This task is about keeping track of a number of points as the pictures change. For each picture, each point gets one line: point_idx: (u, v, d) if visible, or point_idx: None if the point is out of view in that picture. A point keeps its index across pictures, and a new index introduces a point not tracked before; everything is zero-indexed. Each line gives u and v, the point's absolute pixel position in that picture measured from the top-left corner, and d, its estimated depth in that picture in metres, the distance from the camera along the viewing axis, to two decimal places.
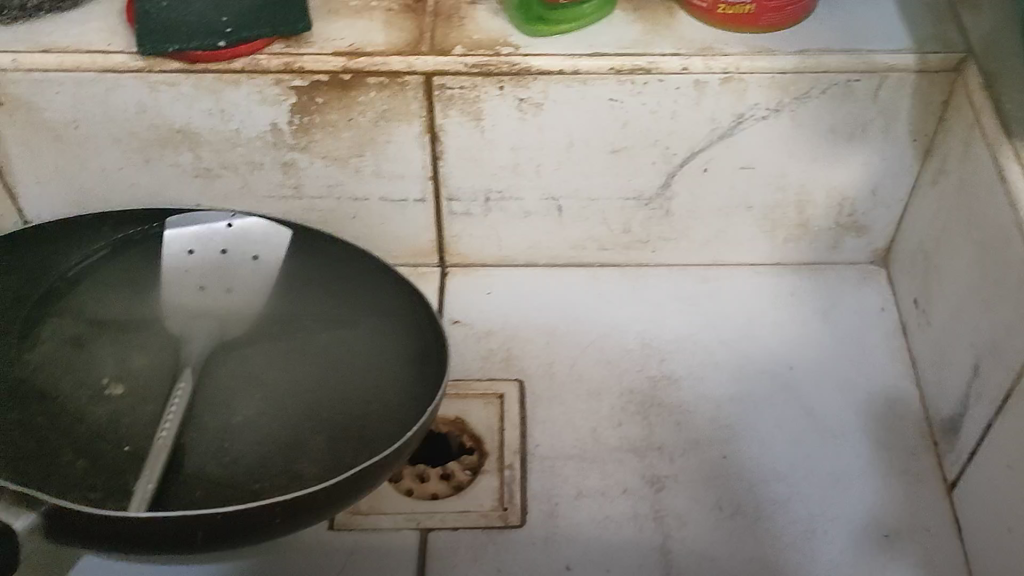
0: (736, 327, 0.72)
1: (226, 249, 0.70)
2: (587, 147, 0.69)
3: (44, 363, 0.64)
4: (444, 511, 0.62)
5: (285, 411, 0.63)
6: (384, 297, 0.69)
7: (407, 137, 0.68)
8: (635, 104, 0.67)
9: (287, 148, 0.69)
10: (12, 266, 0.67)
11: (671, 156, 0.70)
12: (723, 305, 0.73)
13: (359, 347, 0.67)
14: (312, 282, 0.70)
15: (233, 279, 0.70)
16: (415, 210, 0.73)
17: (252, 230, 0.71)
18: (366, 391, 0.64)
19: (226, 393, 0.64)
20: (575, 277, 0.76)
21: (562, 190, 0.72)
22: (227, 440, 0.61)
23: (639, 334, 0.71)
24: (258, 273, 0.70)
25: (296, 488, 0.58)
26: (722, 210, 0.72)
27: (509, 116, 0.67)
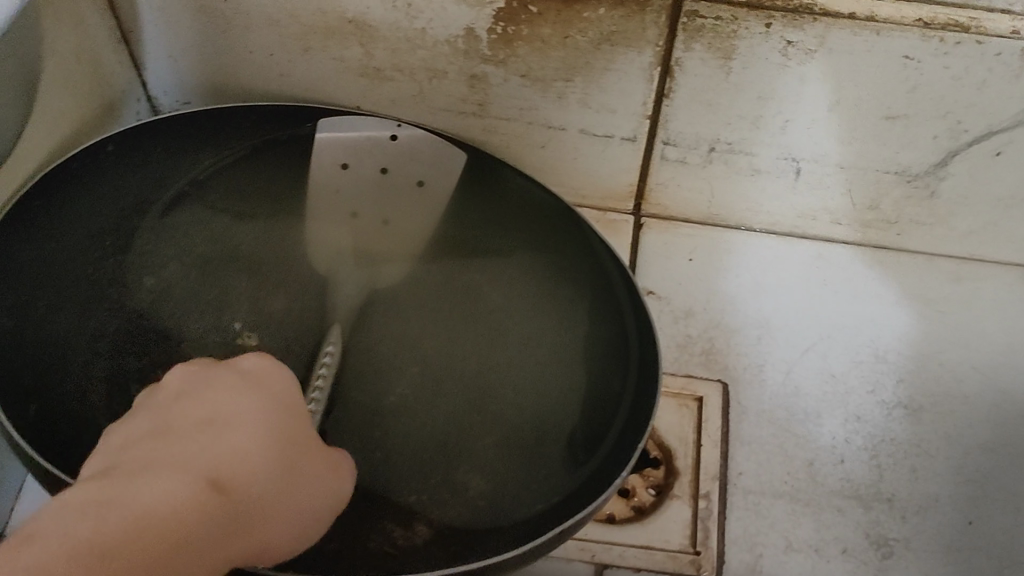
0: (991, 351, 0.59)
1: (388, 168, 0.59)
2: (855, 109, 0.55)
3: (165, 286, 0.52)
4: (623, 544, 0.52)
5: (443, 384, 0.52)
6: (561, 257, 0.57)
7: (633, 66, 0.54)
8: (934, 65, 0.51)
9: (480, 59, 0.55)
10: (135, 165, 0.56)
11: (959, 133, 0.55)
12: (974, 316, 0.60)
13: (523, 297, 0.55)
14: (478, 219, 0.58)
15: (397, 209, 0.58)
16: (619, 149, 0.59)
17: (421, 148, 0.59)
18: (539, 367, 0.53)
19: (373, 360, 0.53)
20: (794, 252, 0.62)
21: (806, 151, 0.57)
22: (378, 422, 0.50)
23: (869, 340, 0.59)
24: (424, 201, 0.58)
25: (457, 502, 0.48)
26: (1001, 202, 0.58)
27: (769, 62, 0.53)
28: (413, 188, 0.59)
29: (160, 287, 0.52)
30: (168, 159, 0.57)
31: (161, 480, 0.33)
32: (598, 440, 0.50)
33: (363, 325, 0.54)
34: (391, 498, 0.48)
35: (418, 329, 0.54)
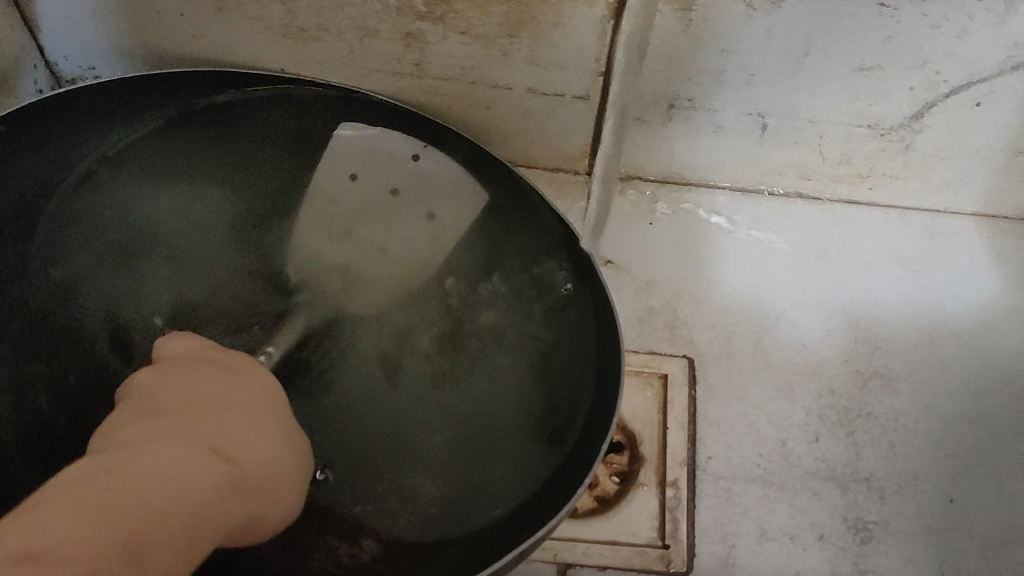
0: (970, 311, 0.55)
1: (358, 174, 0.51)
2: (823, 63, 0.50)
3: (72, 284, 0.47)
4: (586, 539, 0.48)
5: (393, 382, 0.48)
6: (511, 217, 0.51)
7: (585, 22, 0.49)
8: (911, 14, 0.47)
9: (414, 17, 0.49)
10: (33, 141, 0.48)
11: (937, 83, 0.51)
12: (950, 274, 0.56)
13: (472, 269, 0.50)
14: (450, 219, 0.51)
15: (365, 223, 0.51)
16: (572, 108, 0.54)
17: (402, 157, 0.51)
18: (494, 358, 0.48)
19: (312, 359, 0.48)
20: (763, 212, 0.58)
21: (773, 107, 0.53)
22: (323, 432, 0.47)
23: (843, 303, 0.55)
24: (397, 214, 0.51)
25: (404, 515, 0.44)
26: (981, 154, 0.54)
27: (733, 13, 0.48)
28: (386, 198, 0.51)
29: (69, 283, 0.47)
30: (70, 136, 0.49)
31: (170, 453, 0.34)
32: (554, 436, 0.45)
33: (304, 323, 0.49)
34: (333, 513, 0.44)
35: (364, 317, 0.49)
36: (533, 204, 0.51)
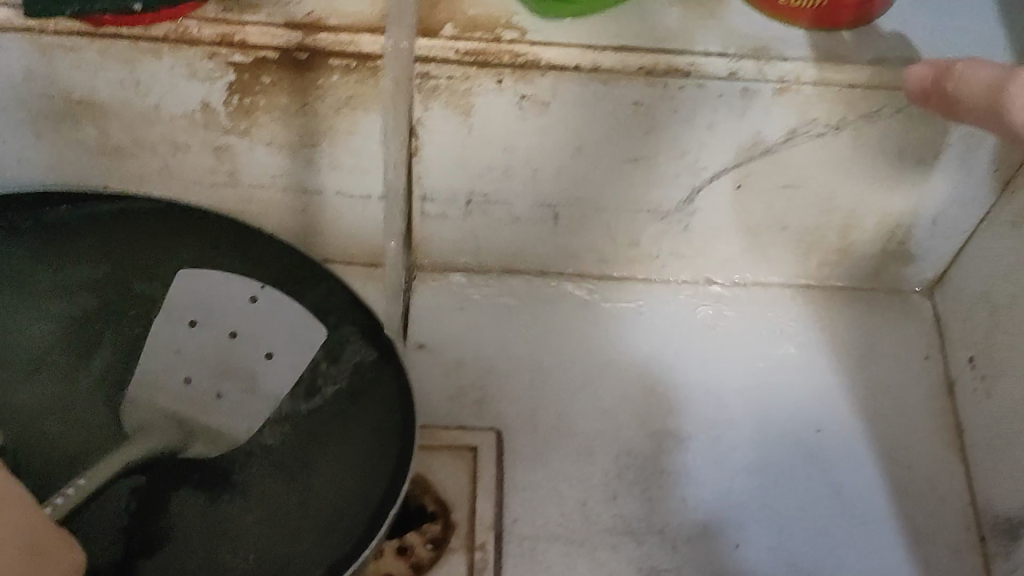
0: (753, 374, 0.61)
1: (199, 321, 0.53)
2: (597, 151, 0.56)
3: None
4: None
5: (222, 499, 0.51)
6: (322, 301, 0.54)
7: (376, 127, 0.55)
8: (663, 108, 0.54)
9: (221, 130, 0.55)
10: None
11: (700, 169, 0.57)
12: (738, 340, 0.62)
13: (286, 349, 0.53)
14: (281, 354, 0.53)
15: (206, 366, 0.53)
16: (379, 208, 0.59)
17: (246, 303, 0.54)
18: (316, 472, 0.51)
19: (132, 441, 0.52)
20: (570, 296, 0.63)
21: (560, 196, 0.58)
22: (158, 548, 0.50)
23: (641, 373, 0.60)
24: (239, 356, 0.53)
25: None
26: (752, 231, 0.60)
27: (506, 114, 0.54)
28: (225, 342, 0.53)
29: None
30: None
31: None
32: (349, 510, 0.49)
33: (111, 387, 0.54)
34: None
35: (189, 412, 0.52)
36: (352, 299, 0.54)
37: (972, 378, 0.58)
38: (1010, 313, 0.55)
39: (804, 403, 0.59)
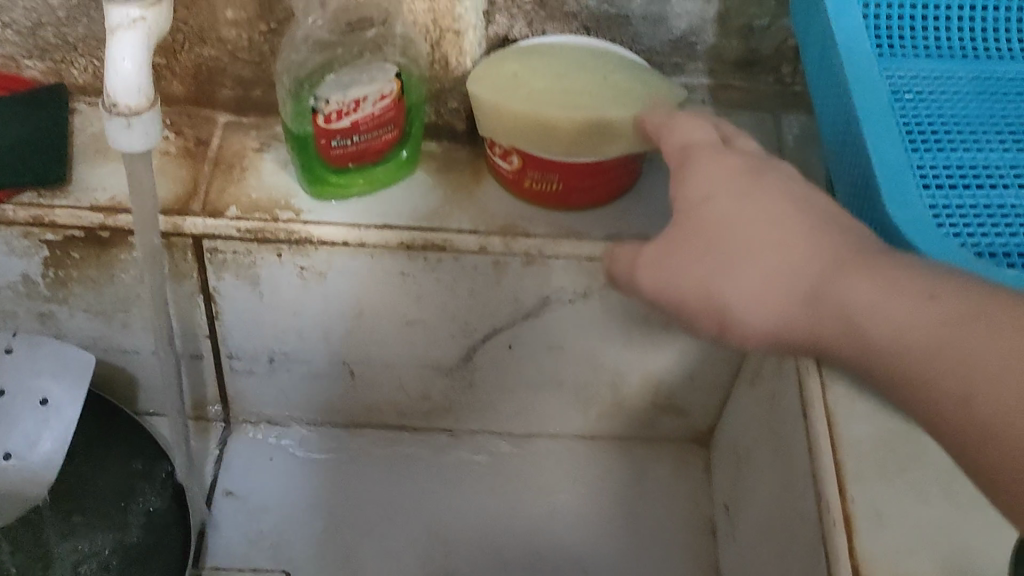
0: (533, 518, 0.66)
1: None
2: (378, 318, 0.63)
3: None
4: None
5: None
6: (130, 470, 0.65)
7: (178, 295, 0.62)
8: (427, 278, 0.61)
9: (43, 299, 0.63)
10: None
11: (471, 331, 0.63)
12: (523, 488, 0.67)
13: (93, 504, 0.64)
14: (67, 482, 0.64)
15: None
16: (193, 367, 0.66)
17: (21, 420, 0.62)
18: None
19: None
20: (372, 446, 0.69)
21: (353, 355, 0.65)
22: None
23: (427, 519, 0.66)
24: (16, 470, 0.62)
25: None
26: (531, 386, 0.66)
27: (290, 283, 0.61)
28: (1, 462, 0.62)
29: None
30: None
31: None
32: None
33: None
34: None
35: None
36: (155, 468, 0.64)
37: (728, 523, 0.63)
38: (749, 461, 0.61)
39: (571, 549, 0.65)
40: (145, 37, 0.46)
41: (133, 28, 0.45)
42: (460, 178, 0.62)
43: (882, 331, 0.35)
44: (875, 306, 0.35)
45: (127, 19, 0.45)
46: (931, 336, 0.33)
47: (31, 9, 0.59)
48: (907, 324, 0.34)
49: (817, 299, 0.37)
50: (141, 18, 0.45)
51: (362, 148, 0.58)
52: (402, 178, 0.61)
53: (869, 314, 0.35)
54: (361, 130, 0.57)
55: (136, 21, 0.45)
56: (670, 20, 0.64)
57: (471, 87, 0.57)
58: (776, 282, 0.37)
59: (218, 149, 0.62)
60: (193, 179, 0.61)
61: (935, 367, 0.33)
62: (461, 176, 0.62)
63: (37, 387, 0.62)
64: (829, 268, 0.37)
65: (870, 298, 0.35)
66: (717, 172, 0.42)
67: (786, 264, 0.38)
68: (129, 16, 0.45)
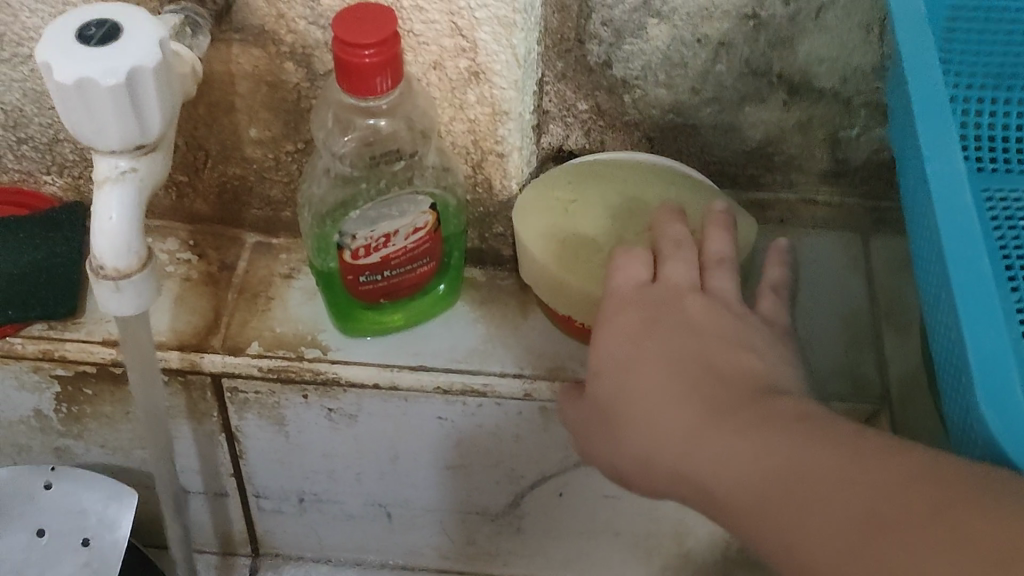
0: None
1: None
2: (414, 462, 0.57)
3: None
4: None
5: None
6: None
7: (199, 433, 0.57)
8: (468, 423, 0.54)
9: (57, 433, 0.58)
10: None
11: (518, 478, 0.57)
12: None
13: None
14: None
15: None
16: (218, 504, 0.61)
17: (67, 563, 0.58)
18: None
19: None
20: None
21: (389, 498, 0.59)
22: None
23: None
24: None
25: None
26: (584, 535, 0.60)
27: (317, 425, 0.56)
28: None
29: None
30: None
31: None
32: None
33: None
34: None
35: None
36: None
37: None
38: None
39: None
40: (140, 190, 0.40)
41: (124, 183, 0.40)
42: (507, 310, 0.56)
43: (716, 486, 0.33)
44: (712, 455, 0.34)
45: (116, 172, 0.40)
46: (752, 486, 0.32)
47: (46, 125, 0.55)
48: (734, 474, 0.33)
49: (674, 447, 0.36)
50: (133, 169, 0.40)
51: (393, 283, 0.52)
52: (441, 309, 0.55)
53: (704, 464, 0.34)
54: (392, 265, 0.51)
55: (127, 173, 0.40)
56: (743, 131, 0.57)
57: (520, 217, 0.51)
58: (650, 436, 0.37)
59: (244, 275, 0.57)
60: (214, 310, 0.55)
61: (757, 520, 0.31)
62: (507, 307, 0.56)
63: (78, 527, 0.59)
64: (693, 413, 0.36)
65: (712, 447, 0.34)
66: (621, 324, 0.43)
67: (658, 417, 0.37)
68: (119, 168, 0.40)
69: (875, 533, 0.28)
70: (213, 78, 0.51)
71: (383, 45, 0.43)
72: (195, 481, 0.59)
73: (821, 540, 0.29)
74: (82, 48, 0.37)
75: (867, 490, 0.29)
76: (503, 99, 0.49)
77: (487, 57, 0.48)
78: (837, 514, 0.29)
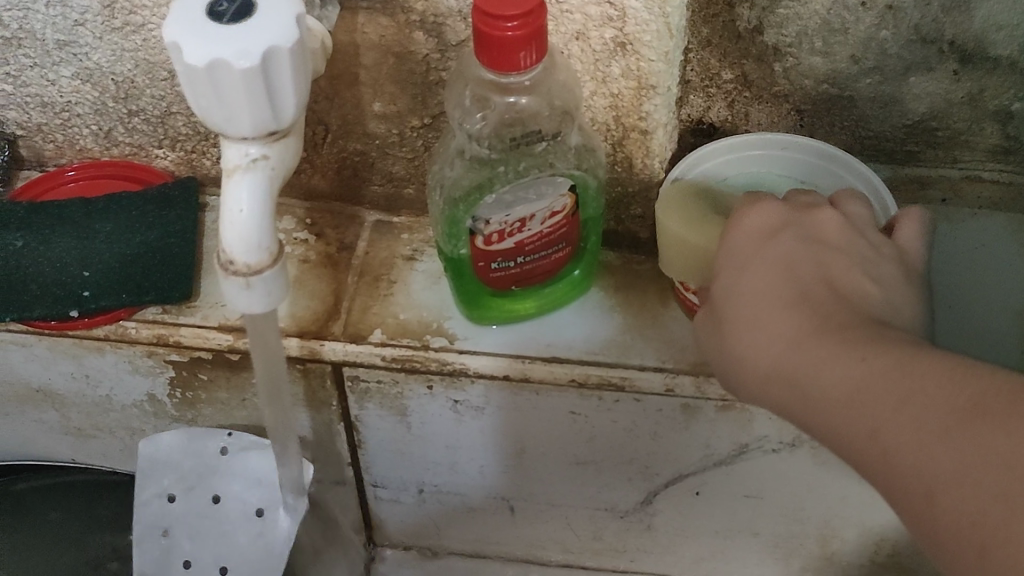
0: None
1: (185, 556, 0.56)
2: (541, 456, 0.54)
3: None
4: None
5: None
6: None
7: (317, 422, 0.54)
8: (602, 418, 0.51)
9: (171, 417, 0.56)
10: None
11: (651, 475, 0.53)
12: None
13: None
14: None
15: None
16: (333, 494, 0.58)
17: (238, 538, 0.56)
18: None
19: None
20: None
21: (513, 492, 0.56)
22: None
23: None
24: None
25: None
26: (719, 534, 0.56)
27: (441, 416, 0.53)
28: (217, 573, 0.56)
29: None
30: None
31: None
32: None
33: None
34: None
35: None
36: None
37: None
38: None
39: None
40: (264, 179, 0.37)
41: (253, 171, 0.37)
42: (644, 297, 0.52)
43: (831, 392, 0.33)
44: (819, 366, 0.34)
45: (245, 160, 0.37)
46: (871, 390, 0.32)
47: (159, 97, 0.52)
48: (842, 379, 0.32)
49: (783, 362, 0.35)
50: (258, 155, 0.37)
51: (527, 269, 0.49)
52: (573, 296, 0.52)
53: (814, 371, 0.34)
54: (527, 251, 0.48)
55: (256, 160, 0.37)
56: (905, 104, 0.52)
57: (666, 214, 0.46)
58: (759, 350, 0.36)
59: (364, 256, 0.54)
60: (335, 294, 0.53)
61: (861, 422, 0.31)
62: (644, 294, 0.52)
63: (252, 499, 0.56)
64: (802, 326, 0.36)
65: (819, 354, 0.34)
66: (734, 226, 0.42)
67: (762, 325, 0.37)
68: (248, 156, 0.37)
69: (982, 428, 0.28)
70: (337, 48, 0.47)
71: (529, 17, 0.39)
72: (311, 470, 0.57)
73: (921, 437, 0.29)
74: (214, 27, 0.34)
75: (987, 386, 0.29)
76: (652, 72, 0.45)
77: (637, 27, 0.43)
78: (954, 406, 0.29)
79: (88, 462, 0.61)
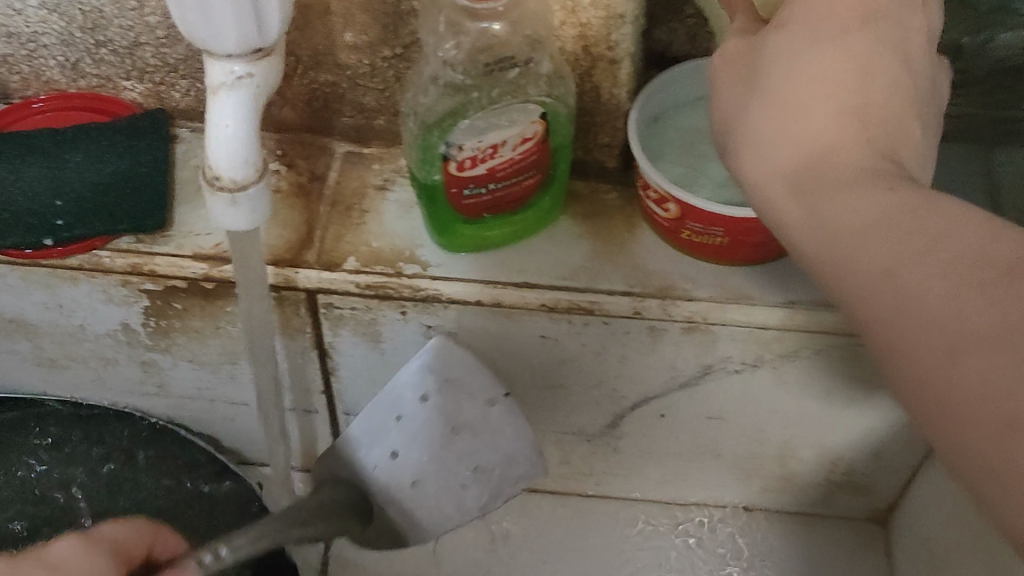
0: None
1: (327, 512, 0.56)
2: (513, 380, 0.55)
3: None
4: None
5: None
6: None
7: (291, 350, 0.55)
8: (572, 343, 0.53)
9: (143, 347, 0.57)
10: None
11: (618, 398, 0.55)
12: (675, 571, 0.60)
13: None
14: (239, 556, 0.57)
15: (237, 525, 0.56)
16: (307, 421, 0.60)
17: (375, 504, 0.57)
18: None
19: None
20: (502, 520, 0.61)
21: None
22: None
23: None
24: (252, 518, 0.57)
25: None
26: (682, 455, 0.58)
27: (415, 342, 0.54)
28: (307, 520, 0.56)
29: None
30: None
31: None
32: None
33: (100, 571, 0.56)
34: None
35: None
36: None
37: None
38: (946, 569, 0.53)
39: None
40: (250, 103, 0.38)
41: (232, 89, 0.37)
42: (611, 224, 0.54)
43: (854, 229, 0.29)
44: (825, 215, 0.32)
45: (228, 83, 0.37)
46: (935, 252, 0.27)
47: (128, 27, 0.52)
48: (867, 208, 0.29)
49: (889, 212, 0.29)
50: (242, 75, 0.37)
51: (498, 196, 0.50)
52: (540, 224, 0.54)
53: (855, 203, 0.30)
54: (498, 177, 0.49)
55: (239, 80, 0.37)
56: None
57: None
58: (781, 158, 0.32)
59: (336, 186, 0.55)
60: (307, 223, 0.53)
61: (873, 262, 0.29)
62: (611, 221, 0.54)
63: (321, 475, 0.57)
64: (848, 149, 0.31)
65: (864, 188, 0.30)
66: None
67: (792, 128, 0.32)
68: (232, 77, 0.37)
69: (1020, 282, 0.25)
70: None
71: None
72: (285, 398, 0.58)
73: (969, 296, 0.26)
74: None
75: None
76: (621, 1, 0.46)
77: None
78: (1002, 268, 0.26)
79: (61, 394, 0.61)
